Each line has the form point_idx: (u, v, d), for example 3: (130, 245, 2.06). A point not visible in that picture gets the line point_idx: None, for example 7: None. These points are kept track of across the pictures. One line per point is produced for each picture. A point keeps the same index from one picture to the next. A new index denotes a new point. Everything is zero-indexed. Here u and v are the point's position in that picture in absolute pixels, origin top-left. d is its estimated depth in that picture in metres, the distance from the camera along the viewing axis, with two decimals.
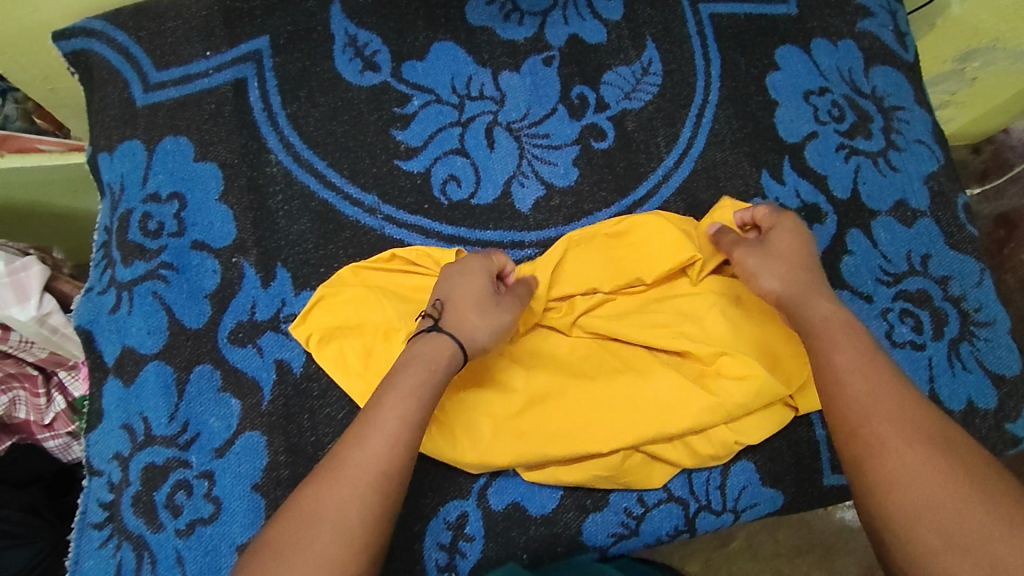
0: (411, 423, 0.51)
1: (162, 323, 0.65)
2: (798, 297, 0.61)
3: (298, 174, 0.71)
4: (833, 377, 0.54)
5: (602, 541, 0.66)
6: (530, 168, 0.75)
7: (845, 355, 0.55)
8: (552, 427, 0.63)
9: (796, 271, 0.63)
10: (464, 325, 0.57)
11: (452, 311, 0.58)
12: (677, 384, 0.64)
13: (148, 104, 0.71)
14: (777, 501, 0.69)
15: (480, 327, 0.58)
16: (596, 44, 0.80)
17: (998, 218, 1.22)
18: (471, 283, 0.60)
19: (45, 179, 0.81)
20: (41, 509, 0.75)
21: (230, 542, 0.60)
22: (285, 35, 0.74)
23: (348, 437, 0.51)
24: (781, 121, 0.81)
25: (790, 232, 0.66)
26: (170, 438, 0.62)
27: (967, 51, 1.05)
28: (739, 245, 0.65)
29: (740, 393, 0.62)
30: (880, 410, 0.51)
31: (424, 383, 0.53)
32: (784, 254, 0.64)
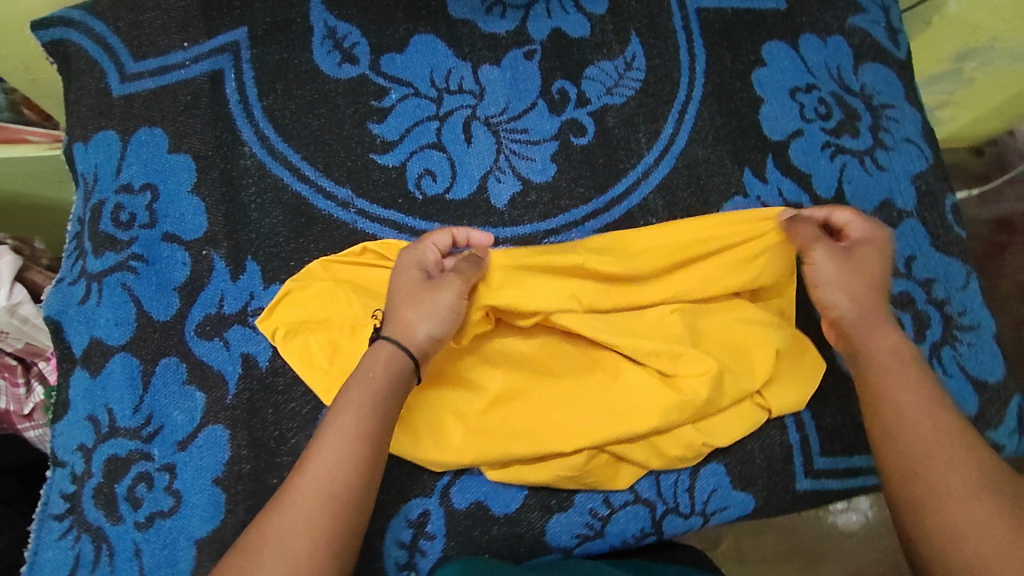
0: (361, 440, 0.53)
1: (129, 314, 0.65)
2: (863, 318, 0.61)
3: (272, 166, 0.70)
4: (891, 415, 0.55)
5: (566, 542, 0.66)
6: (508, 163, 0.74)
7: (907, 389, 0.56)
8: (519, 426, 0.63)
9: (869, 286, 0.62)
10: (399, 321, 0.59)
11: (391, 315, 0.59)
12: (641, 379, 0.64)
13: (124, 95, 0.70)
14: (747, 506, 0.69)
15: (413, 315, 0.59)
16: (579, 38, 0.79)
17: (998, 222, 1.20)
18: (401, 276, 0.62)
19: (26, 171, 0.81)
20: (15, 499, 0.73)
21: (188, 536, 0.60)
22: (263, 26, 0.73)
23: (298, 463, 0.53)
24: (766, 119, 0.80)
25: (868, 250, 0.64)
26: (134, 430, 0.62)
27: (965, 50, 1.03)
28: (820, 245, 0.63)
29: (705, 388, 0.62)
30: (928, 454, 0.52)
31: (366, 397, 0.54)
32: (862, 269, 0.63)
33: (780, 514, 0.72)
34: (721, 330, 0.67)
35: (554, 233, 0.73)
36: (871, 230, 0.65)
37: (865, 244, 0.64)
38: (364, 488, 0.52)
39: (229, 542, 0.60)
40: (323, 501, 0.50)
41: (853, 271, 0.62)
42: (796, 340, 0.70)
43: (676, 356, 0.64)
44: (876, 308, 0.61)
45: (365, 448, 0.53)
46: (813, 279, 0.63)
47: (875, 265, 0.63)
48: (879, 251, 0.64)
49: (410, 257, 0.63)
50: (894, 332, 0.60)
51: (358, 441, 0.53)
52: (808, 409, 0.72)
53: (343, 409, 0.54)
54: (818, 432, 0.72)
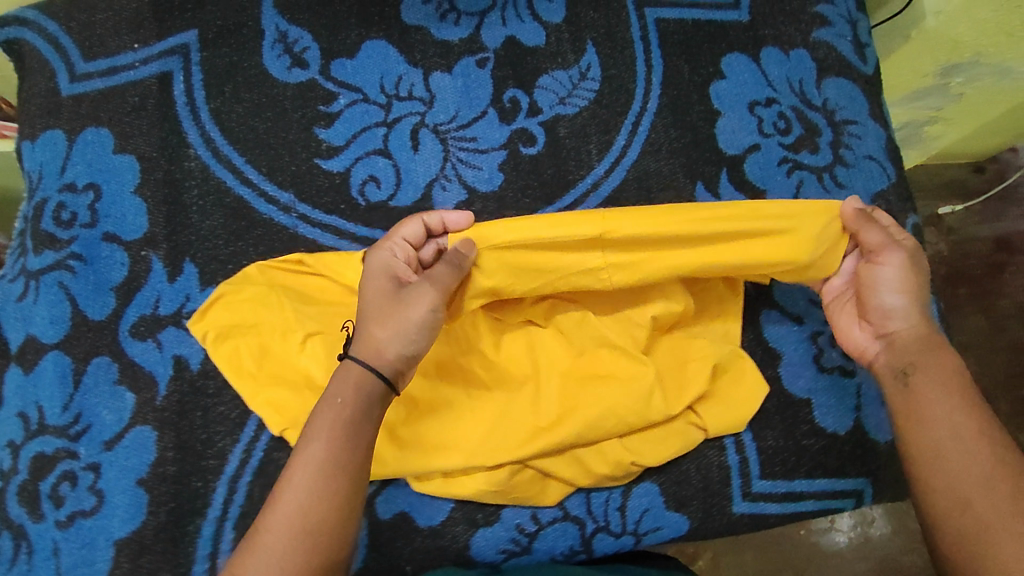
0: (328, 471, 0.51)
1: (64, 313, 0.65)
2: (923, 335, 0.58)
3: (215, 169, 0.70)
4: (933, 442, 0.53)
5: (492, 557, 0.65)
6: (454, 172, 0.74)
7: (960, 415, 0.54)
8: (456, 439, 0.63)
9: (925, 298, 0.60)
10: (366, 339, 0.56)
11: (361, 327, 0.57)
12: (572, 390, 0.64)
13: (72, 94, 0.71)
14: (681, 527, 0.68)
15: (386, 330, 0.56)
16: (534, 47, 0.78)
17: (997, 241, 1.19)
18: (370, 287, 0.58)
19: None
20: None
21: (108, 536, 0.60)
22: (213, 29, 0.73)
23: (269, 499, 0.52)
24: (722, 133, 0.79)
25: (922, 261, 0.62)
26: (62, 428, 0.63)
27: (948, 65, 0.97)
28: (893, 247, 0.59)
29: (631, 396, 0.62)
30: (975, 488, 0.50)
31: (335, 425, 0.52)
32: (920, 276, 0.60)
33: (717, 536, 0.71)
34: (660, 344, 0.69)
35: None
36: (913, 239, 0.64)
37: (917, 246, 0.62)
38: (336, 518, 0.51)
39: (149, 543, 0.61)
40: (297, 534, 0.49)
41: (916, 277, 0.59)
42: (737, 356, 0.69)
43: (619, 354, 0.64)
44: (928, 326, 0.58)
45: (335, 476, 0.51)
46: (879, 283, 0.59)
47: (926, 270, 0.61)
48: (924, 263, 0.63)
49: (379, 264, 0.60)
50: (938, 352, 0.57)
51: (323, 472, 0.51)
52: (749, 430, 0.71)
53: (313, 435, 0.53)
54: (758, 454, 0.70)
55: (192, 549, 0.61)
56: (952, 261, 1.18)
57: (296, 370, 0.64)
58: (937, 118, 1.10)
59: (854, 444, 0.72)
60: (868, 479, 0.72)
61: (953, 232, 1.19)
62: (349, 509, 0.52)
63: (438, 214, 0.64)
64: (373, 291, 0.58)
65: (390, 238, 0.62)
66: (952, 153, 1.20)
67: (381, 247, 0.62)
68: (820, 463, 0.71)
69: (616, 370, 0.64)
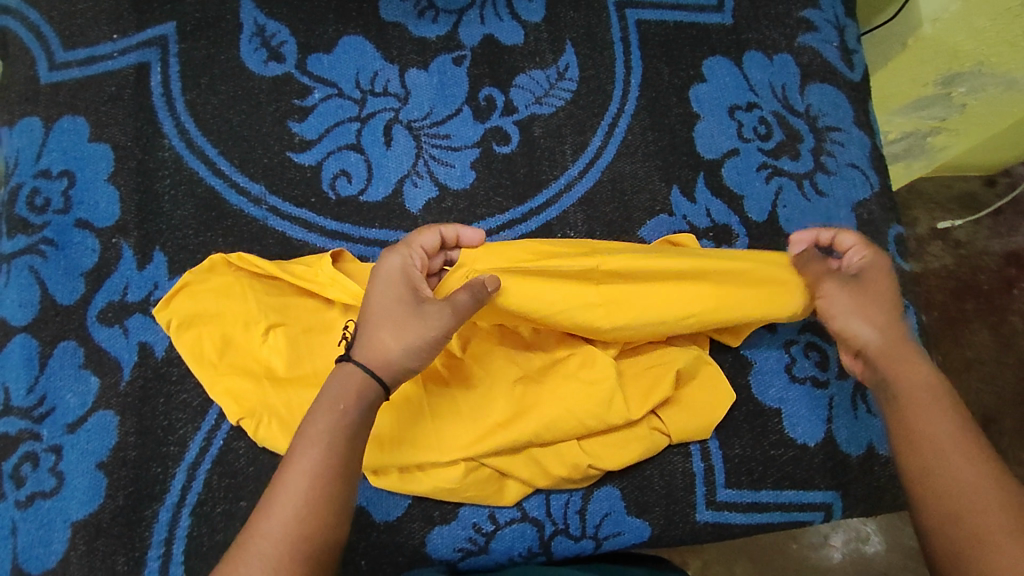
0: (325, 477, 0.50)
1: (34, 297, 0.67)
2: (889, 347, 0.58)
3: (189, 160, 0.71)
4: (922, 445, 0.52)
5: (447, 555, 0.64)
6: (426, 168, 0.74)
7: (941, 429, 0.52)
8: (416, 438, 0.62)
9: (887, 312, 0.59)
10: (375, 347, 0.55)
11: (365, 329, 0.56)
12: (535, 392, 0.63)
13: (51, 82, 0.73)
14: (643, 533, 0.66)
15: (399, 339, 0.55)
16: (511, 45, 0.78)
17: (1008, 256, 1.16)
18: (378, 290, 0.57)
19: None
20: None
21: (65, 518, 0.61)
22: (192, 22, 0.75)
23: (260, 506, 0.50)
24: (700, 136, 0.78)
25: (880, 273, 0.62)
26: (27, 409, 0.64)
27: (950, 75, 0.92)
28: (830, 276, 0.61)
29: (589, 398, 0.61)
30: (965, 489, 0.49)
31: (331, 431, 0.51)
32: (873, 290, 0.60)
33: (682, 545, 0.69)
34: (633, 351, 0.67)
35: None
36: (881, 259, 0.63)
37: (878, 269, 0.62)
38: (332, 526, 0.50)
39: (104, 527, 0.61)
40: (293, 541, 0.48)
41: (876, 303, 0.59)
42: (703, 360, 0.67)
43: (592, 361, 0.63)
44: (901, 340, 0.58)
45: (332, 483, 0.50)
46: (826, 311, 0.61)
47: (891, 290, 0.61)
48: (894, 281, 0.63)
49: (398, 268, 0.59)
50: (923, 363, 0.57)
51: (320, 478, 0.50)
52: (717, 437, 0.69)
53: (306, 439, 0.51)
54: (725, 462, 0.69)
55: (147, 534, 0.61)
56: (961, 275, 1.15)
57: (257, 360, 0.64)
58: (941, 129, 1.03)
59: (825, 456, 0.70)
60: (838, 492, 0.69)
61: (963, 245, 1.17)
62: (343, 516, 0.51)
63: (454, 226, 0.64)
64: (383, 294, 0.57)
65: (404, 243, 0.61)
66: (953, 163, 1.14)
67: (396, 250, 0.60)
68: (788, 474, 0.69)
69: (578, 371, 0.63)
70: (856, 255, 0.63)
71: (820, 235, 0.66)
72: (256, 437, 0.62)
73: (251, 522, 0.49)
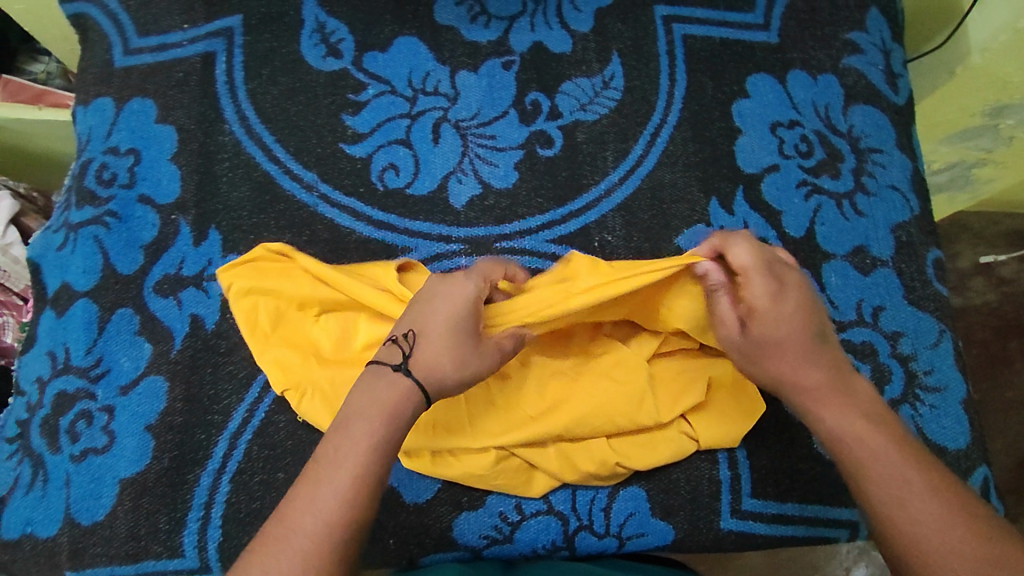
0: (366, 478, 0.49)
1: (96, 264, 0.70)
2: (815, 390, 0.55)
3: (247, 145, 0.75)
4: (864, 452, 0.52)
5: (473, 541, 0.65)
6: (471, 166, 0.76)
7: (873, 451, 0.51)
8: (450, 429, 0.63)
9: (799, 355, 0.55)
10: (434, 366, 0.53)
11: (426, 348, 0.54)
12: (575, 389, 0.63)
13: (124, 66, 0.78)
14: (667, 536, 0.67)
15: (457, 367, 0.54)
16: (559, 53, 0.81)
17: None
18: (446, 308, 0.55)
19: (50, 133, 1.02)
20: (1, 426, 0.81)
21: (114, 474, 0.64)
22: (257, 16, 0.79)
23: (294, 499, 0.49)
24: (741, 150, 0.79)
25: (781, 317, 0.55)
26: (84, 369, 0.67)
27: (998, 106, 0.91)
28: (727, 329, 0.59)
29: (620, 397, 0.62)
30: (923, 503, 0.49)
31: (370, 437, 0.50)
32: (772, 339, 0.55)
33: (705, 552, 0.69)
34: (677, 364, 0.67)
35: (506, 238, 0.74)
36: (777, 299, 0.56)
37: (767, 315, 0.55)
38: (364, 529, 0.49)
39: (149, 486, 0.64)
40: (327, 543, 0.47)
41: (757, 359, 0.57)
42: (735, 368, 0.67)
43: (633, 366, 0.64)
44: (815, 383, 0.55)
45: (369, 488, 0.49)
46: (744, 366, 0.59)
47: (789, 340, 0.55)
48: (796, 309, 0.56)
49: (475, 291, 0.57)
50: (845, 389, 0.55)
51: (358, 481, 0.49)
52: (745, 446, 0.69)
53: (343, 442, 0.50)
54: (753, 473, 0.69)
55: (189, 496, 0.64)
56: (1004, 313, 1.13)
57: (308, 339, 0.67)
58: (988, 161, 1.02)
59: None
60: None
61: (1007, 282, 1.15)
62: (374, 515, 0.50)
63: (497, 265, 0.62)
64: (453, 316, 0.55)
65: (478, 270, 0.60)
66: (1001, 195, 1.12)
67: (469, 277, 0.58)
68: (815, 489, 0.69)
69: (610, 371, 0.64)
70: (754, 294, 0.56)
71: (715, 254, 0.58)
72: (296, 409, 0.64)
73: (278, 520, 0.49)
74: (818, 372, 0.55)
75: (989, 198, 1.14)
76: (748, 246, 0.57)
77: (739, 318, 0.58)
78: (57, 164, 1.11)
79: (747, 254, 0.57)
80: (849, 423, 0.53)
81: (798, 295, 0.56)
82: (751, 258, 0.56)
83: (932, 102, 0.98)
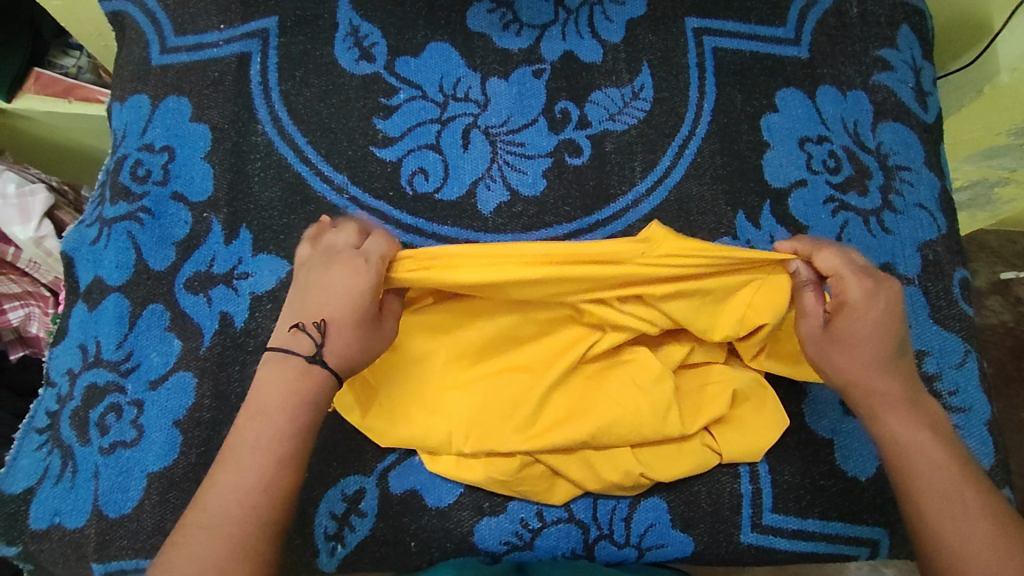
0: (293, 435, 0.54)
1: (129, 260, 0.72)
2: (887, 400, 0.59)
3: (279, 146, 0.76)
4: (924, 462, 0.56)
5: (493, 547, 0.66)
6: (499, 173, 0.77)
7: (930, 462, 0.56)
8: (466, 417, 0.62)
9: (879, 359, 0.59)
10: (343, 353, 0.56)
11: (333, 337, 0.55)
12: (605, 395, 0.64)
13: (161, 64, 0.79)
14: (686, 548, 0.67)
15: (363, 351, 0.57)
16: (590, 63, 0.81)
17: None
18: (347, 293, 0.56)
19: (80, 128, 1.05)
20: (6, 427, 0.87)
21: (142, 468, 0.65)
22: (293, 18, 0.80)
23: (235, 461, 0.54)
24: (769, 165, 0.79)
25: (869, 316, 0.58)
26: (114, 363, 0.68)
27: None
28: (807, 319, 0.61)
29: (646, 405, 0.62)
30: (971, 520, 0.54)
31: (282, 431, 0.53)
32: (857, 339, 0.58)
33: (723, 565, 0.69)
34: (710, 376, 0.67)
35: (533, 245, 0.75)
36: (869, 299, 0.58)
37: (858, 314, 0.58)
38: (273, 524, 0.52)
39: (176, 481, 0.64)
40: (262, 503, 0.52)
41: (834, 363, 0.60)
42: (759, 384, 0.68)
43: (659, 378, 0.63)
44: (886, 389, 0.59)
45: (285, 474, 0.53)
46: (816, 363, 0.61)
47: (869, 341, 0.58)
48: (883, 312, 0.59)
49: (375, 272, 0.57)
50: (913, 404, 0.59)
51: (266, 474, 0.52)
52: (767, 461, 0.69)
53: (258, 434, 0.53)
54: (776, 488, 0.68)
55: None
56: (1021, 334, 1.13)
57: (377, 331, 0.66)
58: (1011, 181, 1.01)
59: (876, 491, 0.69)
60: (886, 529, 0.69)
61: None
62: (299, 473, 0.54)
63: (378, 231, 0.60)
64: (355, 302, 0.56)
65: (374, 248, 0.58)
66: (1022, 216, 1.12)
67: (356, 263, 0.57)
68: (837, 506, 0.69)
69: (636, 378, 0.64)
70: (850, 292, 0.58)
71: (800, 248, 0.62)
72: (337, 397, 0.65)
73: (192, 513, 0.52)
74: (889, 382, 0.59)
75: (1009, 218, 1.13)
76: (839, 252, 0.61)
77: (824, 314, 0.61)
78: (86, 159, 1.14)
79: (836, 257, 0.60)
80: (913, 435, 0.58)
81: (889, 302, 0.59)
82: (841, 262, 0.59)
83: (960, 120, 0.98)
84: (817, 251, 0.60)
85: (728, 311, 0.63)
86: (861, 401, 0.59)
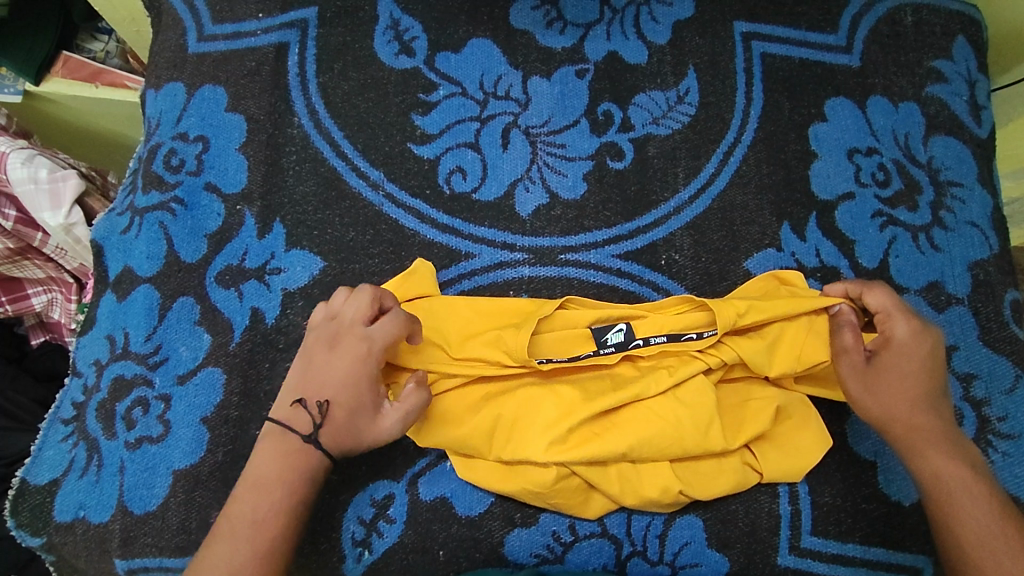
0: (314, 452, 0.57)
1: (160, 251, 0.70)
2: (928, 434, 0.60)
3: (315, 139, 0.74)
4: (959, 483, 0.58)
5: (523, 559, 0.64)
6: (538, 175, 0.75)
7: (964, 484, 0.58)
8: (502, 418, 0.62)
9: (920, 392, 0.61)
10: (341, 434, 0.58)
11: (333, 420, 0.58)
12: (643, 412, 0.62)
13: (197, 52, 0.77)
14: (721, 569, 0.65)
15: (358, 439, 0.58)
16: (634, 64, 0.79)
17: None
18: (347, 374, 0.58)
19: (107, 112, 1.03)
20: (19, 414, 0.88)
21: (168, 465, 0.63)
22: (332, 9, 0.78)
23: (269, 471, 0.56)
24: (817, 176, 0.76)
25: (909, 353, 0.61)
26: (142, 355, 0.67)
27: None
28: (847, 357, 0.63)
29: (687, 418, 0.61)
30: (1004, 541, 0.55)
31: (294, 457, 0.57)
32: (897, 376, 0.61)
33: None
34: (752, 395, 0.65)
35: (572, 250, 0.73)
36: (915, 337, 0.62)
37: (903, 348, 0.62)
38: (280, 546, 0.55)
39: (203, 478, 0.63)
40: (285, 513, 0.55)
41: (879, 391, 0.61)
42: (802, 403, 0.66)
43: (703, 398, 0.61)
44: (928, 424, 0.60)
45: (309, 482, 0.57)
46: (859, 395, 0.62)
47: (914, 374, 0.61)
48: (928, 354, 0.62)
49: (376, 361, 0.59)
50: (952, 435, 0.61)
51: (278, 499, 0.56)
52: (807, 482, 0.67)
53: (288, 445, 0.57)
54: (817, 511, 0.66)
55: None
56: None
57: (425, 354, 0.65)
58: None
59: (920, 517, 0.67)
60: (930, 558, 0.66)
61: None
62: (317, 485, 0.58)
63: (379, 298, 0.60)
64: (358, 386, 0.58)
65: (381, 330, 0.59)
66: None
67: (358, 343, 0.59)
68: (879, 531, 0.66)
69: (680, 394, 0.62)
70: (891, 328, 0.62)
71: (848, 289, 0.65)
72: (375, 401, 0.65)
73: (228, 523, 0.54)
74: (930, 419, 0.61)
75: None
76: (886, 291, 0.64)
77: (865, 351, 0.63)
78: (114, 146, 1.14)
79: (886, 297, 0.63)
80: (950, 460, 0.59)
81: (933, 344, 0.62)
82: (888, 301, 0.63)
83: None
84: (864, 291, 0.64)
85: (782, 351, 0.63)
86: (902, 437, 0.61)
